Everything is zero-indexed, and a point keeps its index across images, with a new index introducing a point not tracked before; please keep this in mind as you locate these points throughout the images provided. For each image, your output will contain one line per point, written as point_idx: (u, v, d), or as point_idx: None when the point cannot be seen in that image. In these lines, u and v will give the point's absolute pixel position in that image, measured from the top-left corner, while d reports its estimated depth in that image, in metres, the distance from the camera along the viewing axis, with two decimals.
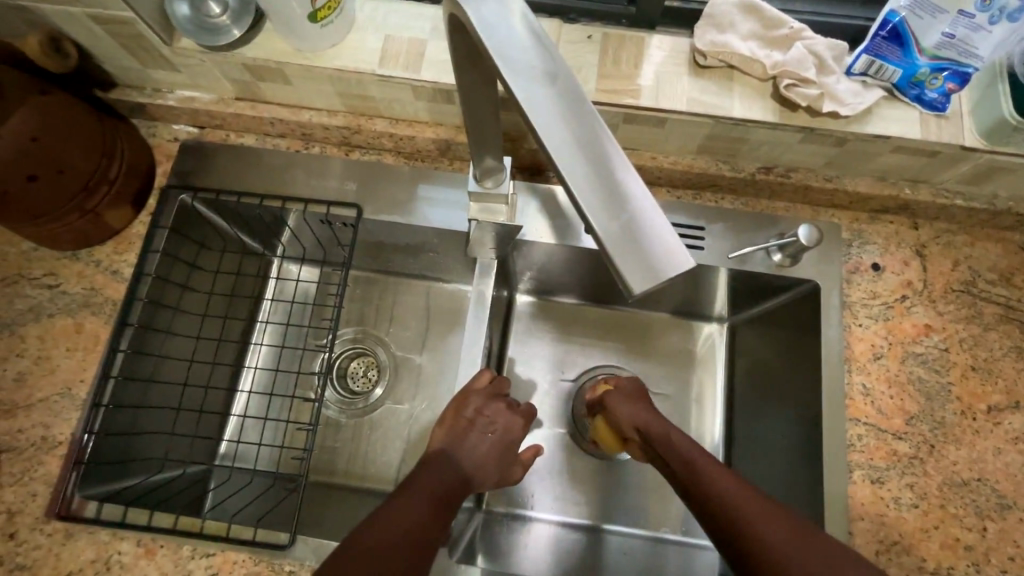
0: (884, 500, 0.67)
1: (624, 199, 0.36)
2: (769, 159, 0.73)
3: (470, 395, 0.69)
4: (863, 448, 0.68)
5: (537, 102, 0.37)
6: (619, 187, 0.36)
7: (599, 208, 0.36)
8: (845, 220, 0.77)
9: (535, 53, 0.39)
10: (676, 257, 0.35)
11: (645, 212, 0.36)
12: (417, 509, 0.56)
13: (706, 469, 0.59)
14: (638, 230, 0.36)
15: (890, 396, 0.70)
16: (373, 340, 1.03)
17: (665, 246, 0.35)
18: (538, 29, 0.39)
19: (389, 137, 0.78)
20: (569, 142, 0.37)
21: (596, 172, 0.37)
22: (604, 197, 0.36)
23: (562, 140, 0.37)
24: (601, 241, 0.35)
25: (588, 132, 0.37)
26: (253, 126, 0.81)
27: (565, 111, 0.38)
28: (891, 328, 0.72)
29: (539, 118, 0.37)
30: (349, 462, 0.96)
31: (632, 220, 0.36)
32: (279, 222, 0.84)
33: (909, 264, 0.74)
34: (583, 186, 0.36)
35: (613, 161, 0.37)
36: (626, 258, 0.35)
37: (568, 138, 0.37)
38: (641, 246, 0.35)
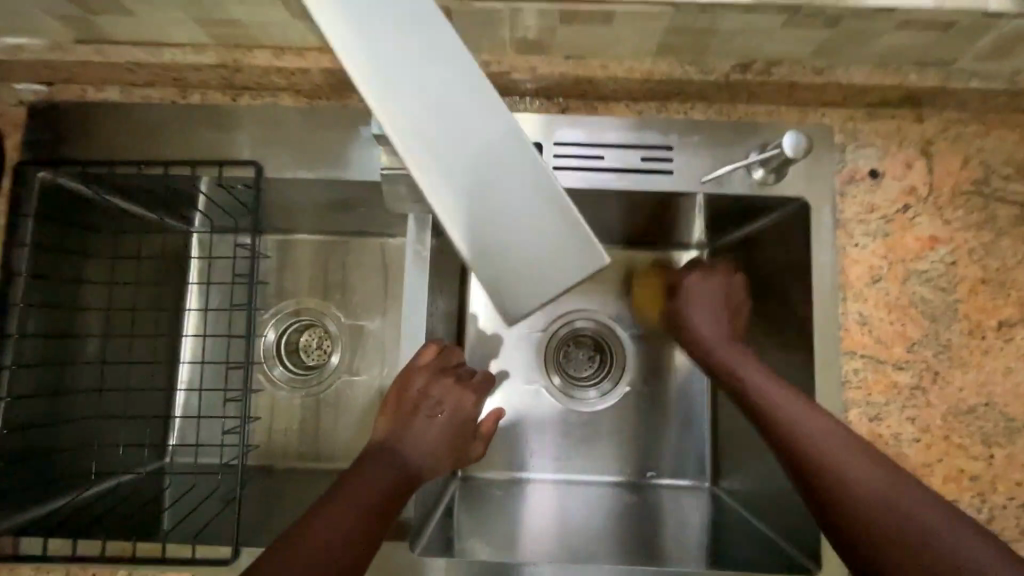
0: (883, 438, 0.60)
1: (528, 206, 0.36)
2: (746, 52, 0.59)
3: (413, 373, 0.62)
4: (860, 384, 0.61)
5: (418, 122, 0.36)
6: (522, 196, 0.36)
7: (499, 226, 0.36)
8: (838, 120, 0.64)
9: (416, 53, 0.36)
10: (588, 252, 0.36)
11: (551, 212, 0.36)
12: (353, 513, 0.50)
13: (787, 410, 0.50)
14: (544, 241, 0.36)
15: (889, 323, 0.62)
16: (318, 309, 0.92)
17: (575, 246, 0.36)
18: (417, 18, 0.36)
19: (278, 73, 0.63)
20: (460, 162, 0.36)
21: (495, 185, 0.36)
22: (503, 214, 0.36)
23: (451, 164, 0.36)
24: (506, 263, 0.36)
25: (483, 135, 0.36)
26: (110, 76, 0.66)
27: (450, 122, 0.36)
28: (891, 245, 0.62)
29: (422, 142, 0.36)
30: (311, 442, 0.88)
31: (536, 228, 0.36)
32: (171, 192, 0.71)
33: (912, 166, 0.63)
34: (481, 209, 0.36)
35: (517, 159, 0.36)
36: (534, 274, 0.36)
37: (461, 156, 0.36)
38: (548, 253, 0.36)
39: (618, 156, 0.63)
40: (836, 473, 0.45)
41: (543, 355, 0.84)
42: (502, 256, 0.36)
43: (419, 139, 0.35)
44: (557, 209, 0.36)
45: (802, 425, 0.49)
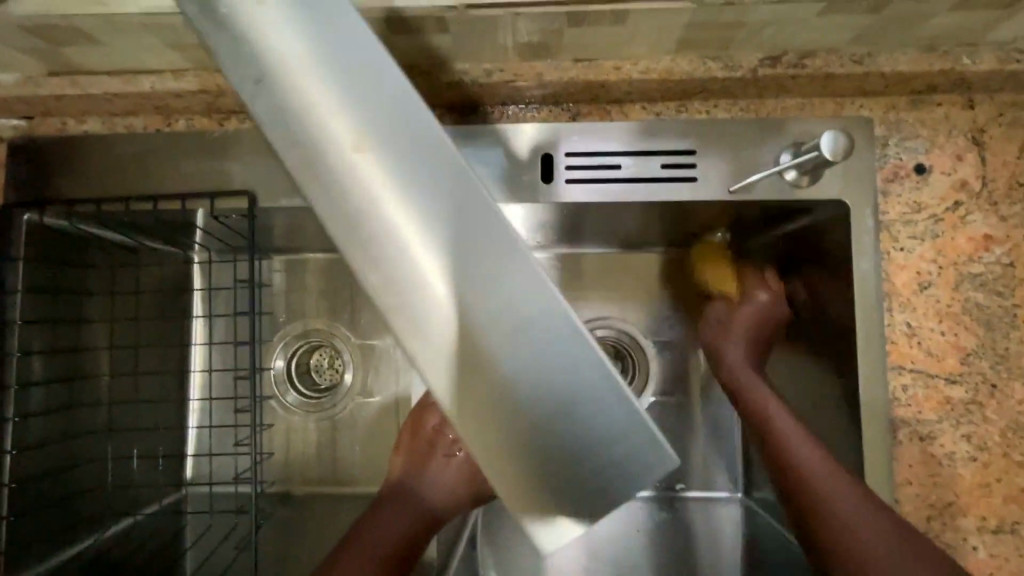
0: (936, 458, 0.56)
1: (579, 400, 0.30)
2: (776, 44, 0.53)
3: (427, 411, 0.59)
4: (909, 401, 0.56)
5: (438, 310, 0.30)
6: (571, 386, 0.30)
7: (553, 432, 0.30)
8: (878, 111, 0.59)
9: (429, 220, 0.31)
10: (656, 451, 0.30)
11: (609, 403, 0.30)
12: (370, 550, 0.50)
13: (794, 441, 0.57)
14: (605, 437, 0.30)
15: (940, 333, 0.57)
16: (327, 329, 0.89)
17: (640, 442, 0.30)
18: (430, 176, 0.31)
19: None
20: (495, 351, 0.30)
21: (540, 379, 0.30)
22: (557, 413, 0.30)
23: (483, 355, 0.30)
24: (557, 474, 0.30)
25: (518, 315, 0.30)
26: (90, 107, 0.62)
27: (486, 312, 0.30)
28: (941, 248, 0.57)
29: (443, 334, 0.30)
30: (329, 466, 0.86)
31: (590, 429, 0.30)
32: (164, 226, 0.67)
33: (963, 158, 0.57)
34: (524, 412, 0.30)
35: (563, 340, 0.30)
36: (595, 482, 0.30)
37: (494, 345, 0.30)
38: (603, 456, 0.30)
39: (637, 165, 0.58)
40: (810, 488, 0.53)
41: None
42: (550, 466, 0.30)
43: (438, 330, 0.30)
44: (617, 397, 0.30)
45: (790, 446, 0.57)
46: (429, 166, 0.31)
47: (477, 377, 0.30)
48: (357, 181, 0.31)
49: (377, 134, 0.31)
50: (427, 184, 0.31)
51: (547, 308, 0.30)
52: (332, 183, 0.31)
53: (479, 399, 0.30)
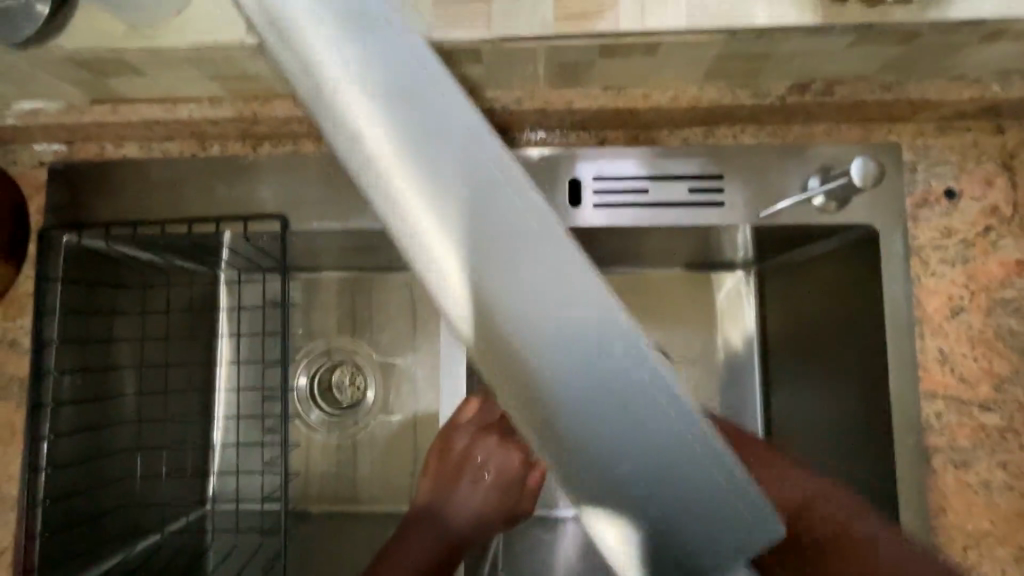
0: (971, 487, 0.55)
1: (673, 460, 0.28)
2: (805, 72, 0.54)
3: (454, 433, 0.58)
4: (943, 428, 0.56)
5: (527, 369, 0.28)
6: (679, 465, 0.28)
7: (660, 510, 0.28)
8: (906, 136, 0.59)
9: (514, 271, 0.29)
10: (751, 510, 0.28)
11: (722, 478, 0.28)
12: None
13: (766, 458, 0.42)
14: (713, 517, 0.28)
15: (973, 360, 0.56)
16: (349, 347, 0.90)
17: (736, 500, 0.28)
18: (532, 244, 0.29)
19: (298, 122, 0.60)
20: (586, 412, 0.28)
21: (634, 437, 0.28)
22: (666, 493, 0.28)
23: (573, 415, 0.28)
24: (651, 532, 0.28)
25: (608, 370, 0.28)
26: (128, 132, 0.64)
27: (594, 391, 0.28)
28: (972, 273, 0.57)
29: (533, 396, 0.28)
30: (351, 484, 0.86)
31: (684, 487, 0.28)
32: (196, 246, 0.68)
33: (993, 183, 0.57)
34: (617, 474, 0.28)
35: (655, 397, 0.28)
36: (701, 556, 0.28)
37: (584, 404, 0.28)
38: (698, 514, 0.28)
39: (662, 190, 0.59)
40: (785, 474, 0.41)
41: None
42: (660, 539, 0.29)
43: (546, 406, 0.28)
44: (713, 455, 0.28)
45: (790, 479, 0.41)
46: (511, 214, 0.29)
47: (570, 437, 0.28)
48: (456, 252, 0.29)
49: (457, 181, 0.29)
50: (528, 253, 0.29)
51: (652, 389, 0.28)
52: (434, 249, 0.29)
53: (570, 462, 0.28)
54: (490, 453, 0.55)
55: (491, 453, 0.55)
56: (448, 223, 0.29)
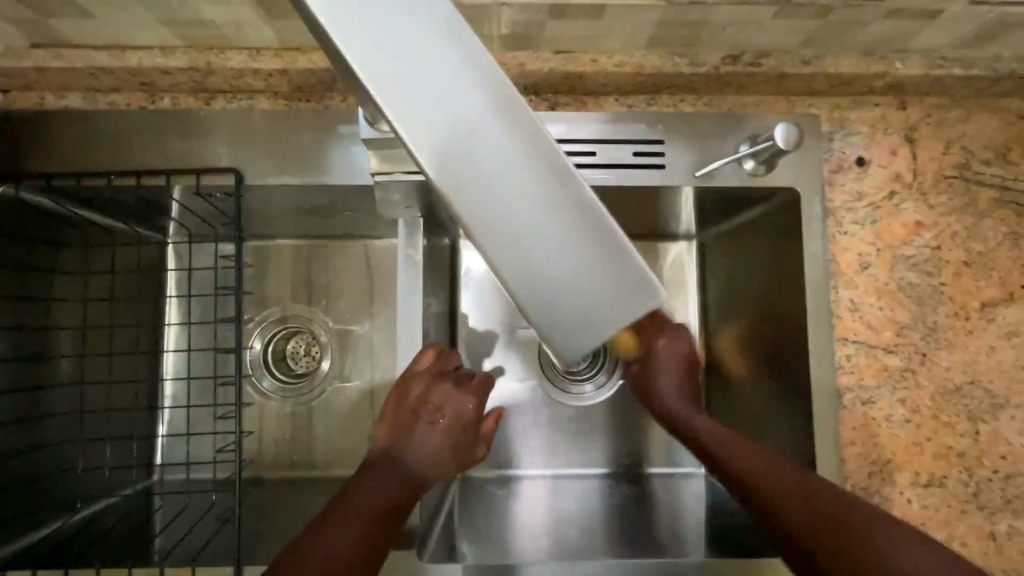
0: (876, 420, 0.62)
1: (580, 243, 0.32)
2: (736, 44, 0.59)
3: (410, 381, 0.61)
4: (852, 368, 0.62)
5: (455, 164, 0.31)
6: (576, 238, 0.32)
7: (559, 275, 0.32)
8: (825, 109, 0.65)
9: (443, 81, 0.31)
10: (645, 287, 0.33)
11: (611, 249, 0.33)
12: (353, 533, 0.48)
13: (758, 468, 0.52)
14: (605, 283, 0.33)
15: (879, 308, 0.63)
16: (305, 316, 0.90)
17: (630, 278, 0.33)
18: (447, 43, 0.31)
19: (255, 74, 0.60)
20: (507, 202, 0.32)
21: (546, 224, 0.32)
22: (562, 260, 0.32)
23: (496, 206, 0.32)
24: (562, 307, 0.33)
25: (526, 167, 0.32)
26: (71, 81, 0.62)
27: (505, 171, 0.32)
28: (879, 232, 0.64)
29: (459, 188, 0.31)
30: (306, 451, 0.86)
31: (588, 266, 0.33)
32: (144, 203, 0.68)
33: (897, 153, 0.65)
34: (522, 241, 0.32)
35: (563, 192, 0.32)
36: (593, 320, 0.33)
37: (506, 196, 0.32)
38: (597, 291, 0.33)
39: (610, 151, 0.62)
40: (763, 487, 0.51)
41: (540, 350, 0.83)
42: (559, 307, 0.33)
43: (464, 185, 0.32)
44: (609, 241, 0.33)
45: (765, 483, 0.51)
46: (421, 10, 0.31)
47: (493, 224, 0.32)
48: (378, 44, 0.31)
49: None
50: (442, 46, 0.31)
51: (552, 173, 0.32)
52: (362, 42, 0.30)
53: (482, 233, 0.32)
54: (444, 399, 0.60)
55: (445, 402, 0.60)
56: (384, 27, 0.31)
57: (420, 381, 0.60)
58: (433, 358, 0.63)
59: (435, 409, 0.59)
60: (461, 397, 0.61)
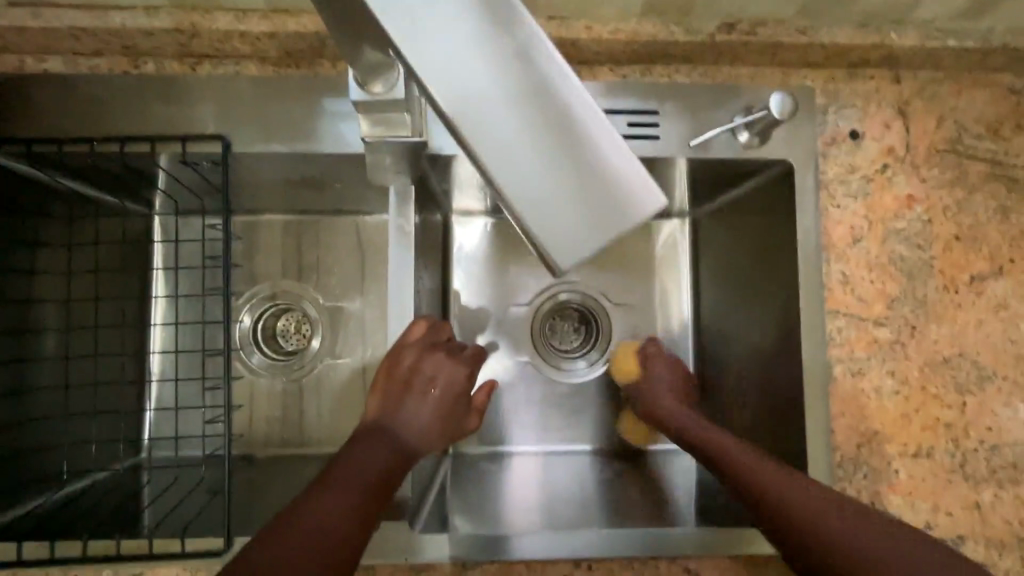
0: (865, 392, 0.62)
1: (575, 147, 0.32)
2: (731, 11, 0.58)
3: (403, 351, 0.60)
4: (843, 341, 0.63)
5: (448, 69, 0.31)
6: (567, 136, 0.32)
7: (552, 176, 0.32)
8: (819, 81, 0.65)
9: None
10: (642, 191, 0.32)
11: (605, 149, 0.32)
12: (344, 501, 0.48)
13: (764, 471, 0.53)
14: (600, 184, 0.32)
15: (870, 281, 0.63)
16: (295, 294, 0.89)
17: (629, 181, 0.32)
18: None
19: (242, 38, 0.59)
20: (500, 108, 0.31)
21: (539, 130, 0.32)
22: (554, 160, 0.32)
23: (490, 111, 0.31)
24: (560, 212, 0.32)
25: (518, 73, 0.32)
26: (51, 44, 0.60)
27: (495, 69, 0.31)
28: (871, 205, 0.64)
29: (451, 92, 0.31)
30: (297, 428, 0.86)
31: (584, 170, 0.32)
32: (129, 172, 0.66)
33: (890, 126, 0.64)
34: (513, 141, 0.32)
35: (556, 95, 0.32)
36: (590, 221, 0.32)
37: (500, 102, 0.31)
38: (595, 195, 0.32)
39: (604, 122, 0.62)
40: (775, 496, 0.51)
41: (533, 327, 0.82)
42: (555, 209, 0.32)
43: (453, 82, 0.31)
44: (605, 143, 0.32)
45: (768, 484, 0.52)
46: None
47: (485, 129, 0.31)
48: None
49: None
50: None
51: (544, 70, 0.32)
52: None
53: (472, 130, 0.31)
54: (435, 369, 0.60)
55: (437, 373, 0.60)
56: None
57: (411, 351, 0.60)
58: (424, 330, 0.62)
59: (426, 380, 0.60)
60: (453, 367, 0.61)
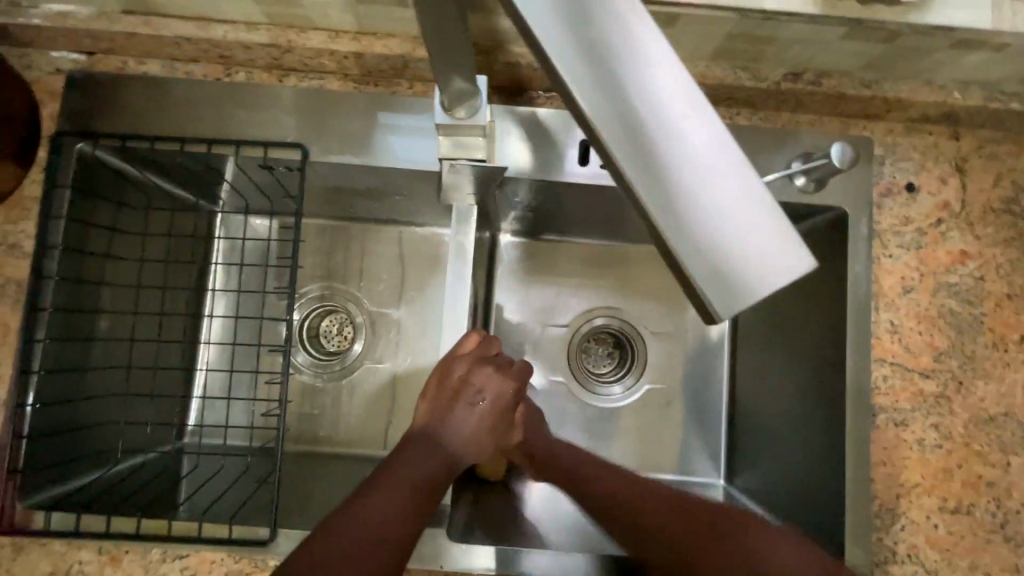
0: (908, 443, 0.63)
1: (721, 198, 0.28)
2: (798, 62, 0.60)
3: (455, 361, 0.62)
4: (888, 390, 0.63)
5: (595, 95, 0.28)
6: (716, 183, 0.28)
7: (698, 221, 0.28)
8: (878, 133, 0.66)
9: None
10: (788, 253, 0.28)
11: (755, 201, 0.28)
12: (395, 507, 0.49)
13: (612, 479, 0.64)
14: (748, 239, 0.28)
15: (918, 333, 0.64)
16: (343, 296, 0.92)
17: (774, 253, 0.28)
18: None
19: (331, 55, 0.63)
20: (644, 140, 0.28)
21: (686, 168, 0.28)
22: (703, 206, 0.28)
23: (630, 138, 0.28)
24: (704, 260, 0.28)
25: (666, 103, 0.28)
26: (154, 49, 0.65)
27: (643, 102, 0.28)
28: (923, 257, 0.65)
29: (600, 118, 0.28)
30: (332, 427, 0.88)
31: (726, 223, 0.28)
32: (210, 171, 0.70)
33: (947, 181, 0.65)
34: (659, 179, 0.28)
35: (706, 136, 0.28)
36: (734, 274, 0.28)
37: (644, 134, 0.28)
38: (734, 258, 0.28)
39: None
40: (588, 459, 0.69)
41: (572, 349, 0.83)
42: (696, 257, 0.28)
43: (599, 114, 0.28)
44: (754, 205, 0.28)
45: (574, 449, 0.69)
46: None
47: (631, 164, 0.28)
48: None
49: None
50: None
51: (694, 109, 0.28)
52: None
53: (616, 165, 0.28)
54: (485, 382, 0.62)
55: (487, 387, 0.62)
56: None
57: (463, 363, 0.62)
58: (475, 344, 0.64)
59: (476, 392, 0.61)
60: (503, 383, 0.62)
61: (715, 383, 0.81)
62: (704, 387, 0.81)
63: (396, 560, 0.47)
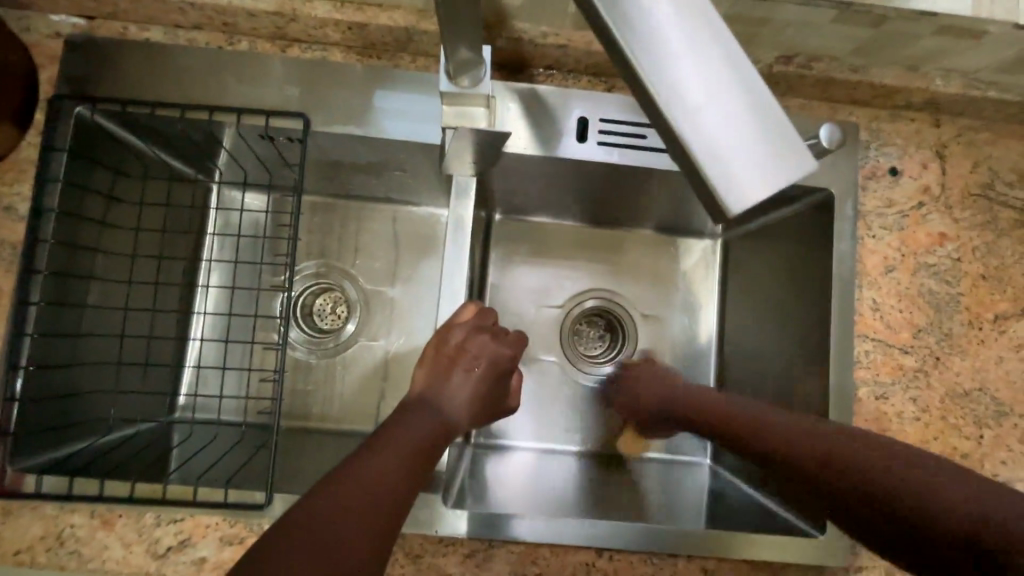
0: (888, 415, 0.65)
1: (726, 98, 0.27)
2: (790, 46, 0.63)
3: (453, 328, 0.64)
4: (869, 364, 0.66)
5: None
6: (721, 84, 0.27)
7: (705, 117, 0.27)
8: (864, 119, 0.69)
9: None
10: (791, 156, 0.26)
11: (757, 104, 0.27)
12: (396, 464, 0.50)
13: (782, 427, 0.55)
14: (752, 139, 0.27)
15: (899, 310, 0.67)
16: (338, 274, 0.92)
17: (778, 156, 0.26)
18: None
19: (335, 26, 0.64)
20: (653, 34, 0.27)
21: (693, 65, 0.27)
22: (709, 104, 0.27)
23: (639, 31, 0.27)
24: (710, 156, 0.26)
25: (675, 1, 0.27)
26: (157, 14, 0.65)
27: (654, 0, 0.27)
28: (905, 238, 0.67)
29: (607, 11, 0.27)
30: (325, 404, 0.88)
31: (731, 119, 0.27)
32: (211, 140, 0.70)
33: (928, 166, 0.68)
34: (666, 76, 0.27)
35: (712, 40, 0.27)
36: (739, 171, 0.26)
37: (653, 28, 0.27)
38: (736, 158, 0.26)
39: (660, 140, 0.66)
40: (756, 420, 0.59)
41: (565, 329, 0.84)
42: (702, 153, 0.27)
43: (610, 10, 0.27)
44: (753, 107, 0.27)
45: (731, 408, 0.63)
46: None
47: (640, 57, 0.27)
48: None
49: None
50: None
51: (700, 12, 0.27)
52: None
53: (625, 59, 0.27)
54: (480, 349, 0.63)
55: (482, 354, 0.63)
56: None
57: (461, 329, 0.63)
58: (473, 314, 0.66)
59: (470, 358, 0.62)
60: (497, 350, 0.64)
61: (704, 363, 0.83)
62: (694, 367, 0.83)
63: (397, 514, 0.48)
